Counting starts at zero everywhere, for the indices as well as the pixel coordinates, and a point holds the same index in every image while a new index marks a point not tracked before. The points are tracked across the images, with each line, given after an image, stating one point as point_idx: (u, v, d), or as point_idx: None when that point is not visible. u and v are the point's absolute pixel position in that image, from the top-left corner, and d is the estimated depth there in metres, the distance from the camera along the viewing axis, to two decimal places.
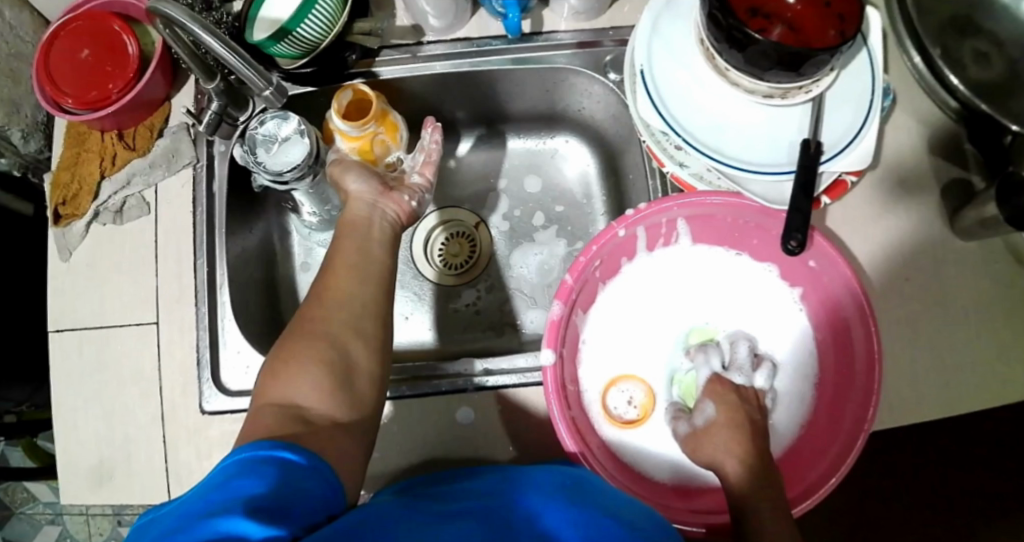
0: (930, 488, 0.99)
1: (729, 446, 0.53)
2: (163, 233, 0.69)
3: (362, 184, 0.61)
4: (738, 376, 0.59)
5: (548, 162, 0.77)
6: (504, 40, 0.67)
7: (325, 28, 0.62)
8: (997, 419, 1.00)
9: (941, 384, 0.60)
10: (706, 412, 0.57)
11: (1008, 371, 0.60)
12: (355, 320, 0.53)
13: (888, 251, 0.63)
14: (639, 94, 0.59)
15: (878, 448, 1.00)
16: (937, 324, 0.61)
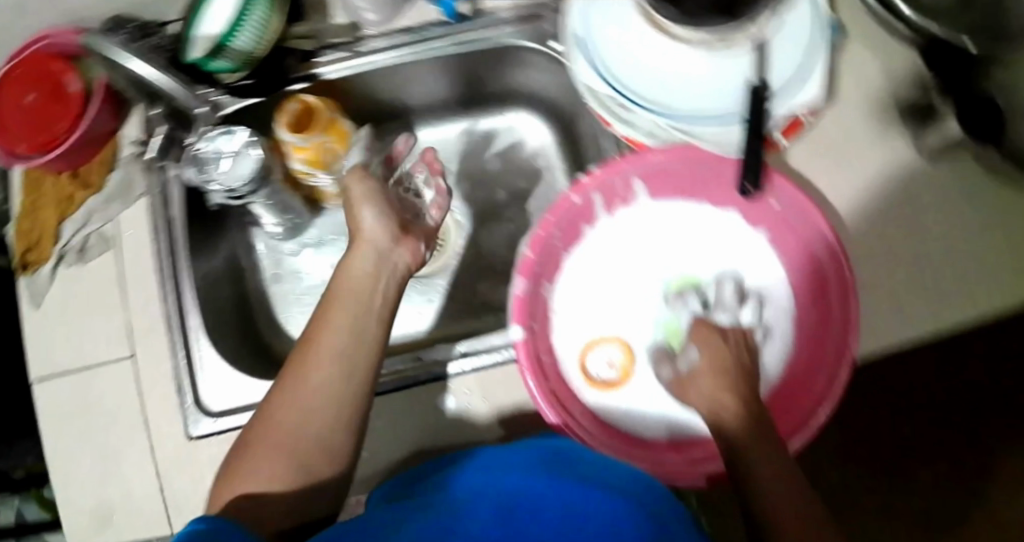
0: (940, 417, 0.99)
1: (717, 389, 0.54)
2: (127, 267, 0.68)
3: (380, 223, 0.59)
4: (722, 317, 0.59)
5: (504, 138, 0.75)
6: (444, 26, 0.65)
7: (259, 37, 0.62)
8: (1003, 342, 0.99)
9: (926, 310, 0.59)
10: (692, 357, 0.57)
11: (993, 288, 0.58)
12: (327, 419, 0.50)
13: (856, 184, 0.62)
14: (580, 61, 0.60)
15: (884, 385, 1.00)
16: (915, 249, 0.60)
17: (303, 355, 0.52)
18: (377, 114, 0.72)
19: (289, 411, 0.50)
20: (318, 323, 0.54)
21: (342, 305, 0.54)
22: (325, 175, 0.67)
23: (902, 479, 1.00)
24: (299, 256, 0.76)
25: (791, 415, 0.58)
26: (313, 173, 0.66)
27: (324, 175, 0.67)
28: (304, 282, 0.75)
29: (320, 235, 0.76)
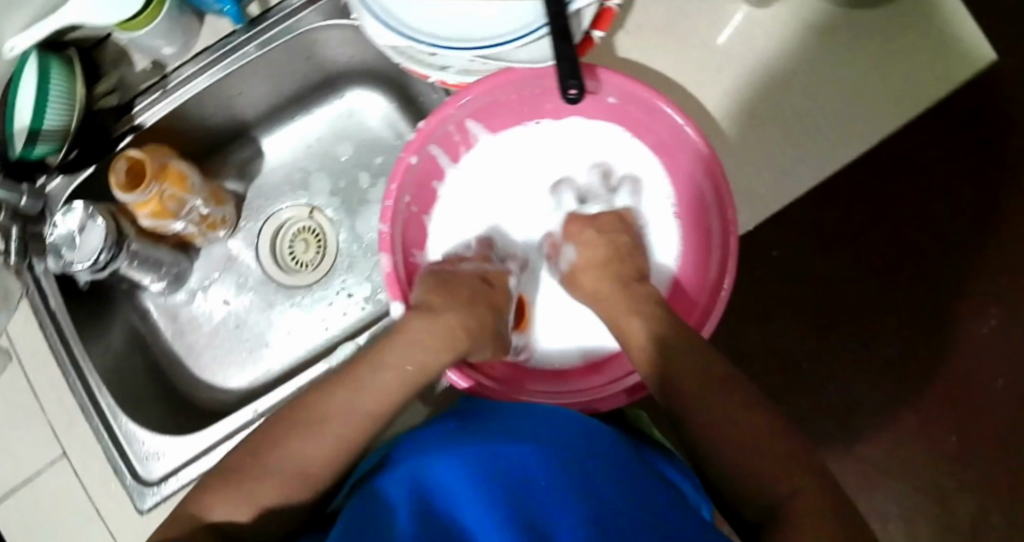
0: (877, 243, 1.00)
1: (602, 280, 0.62)
2: (30, 370, 0.66)
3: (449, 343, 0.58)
4: (591, 206, 0.68)
5: (349, 123, 0.77)
6: (241, 32, 0.64)
7: (69, 107, 0.61)
8: (906, 152, 1.00)
9: (774, 156, 0.62)
10: (570, 256, 0.65)
11: (825, 117, 0.62)
12: (324, 461, 0.53)
13: (677, 59, 0.64)
14: (370, 22, 0.57)
15: (814, 232, 1.00)
16: (755, 104, 0.63)
17: (330, 398, 0.54)
18: (219, 139, 0.75)
19: (292, 446, 0.53)
20: (356, 373, 0.55)
21: (379, 367, 0.55)
22: (178, 219, 0.67)
23: (874, 323, 1.00)
24: (192, 305, 0.76)
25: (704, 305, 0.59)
26: (164, 223, 0.66)
27: (178, 220, 0.67)
28: (208, 324, 0.76)
29: (204, 277, 0.76)
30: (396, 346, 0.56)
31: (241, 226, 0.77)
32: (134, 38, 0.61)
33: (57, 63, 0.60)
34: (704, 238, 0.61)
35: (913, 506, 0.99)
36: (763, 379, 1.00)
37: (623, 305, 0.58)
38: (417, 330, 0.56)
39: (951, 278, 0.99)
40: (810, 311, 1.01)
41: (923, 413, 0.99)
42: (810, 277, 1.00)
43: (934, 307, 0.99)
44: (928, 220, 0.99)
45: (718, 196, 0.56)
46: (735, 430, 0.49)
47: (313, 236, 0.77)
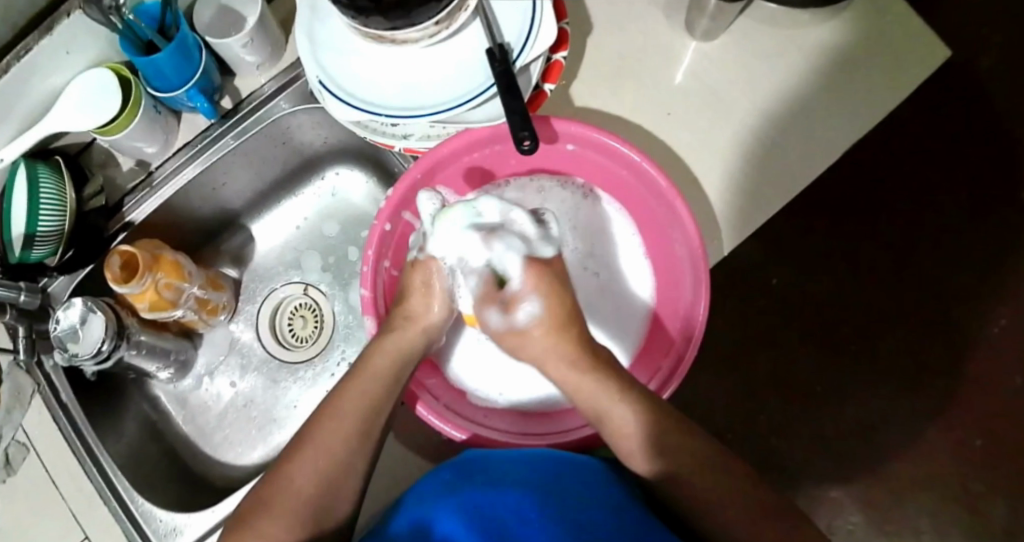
0: (871, 252, 1.00)
1: (550, 348, 0.56)
2: (47, 461, 0.68)
3: (439, 308, 0.60)
4: (513, 279, 0.58)
5: (333, 201, 0.81)
6: (220, 124, 0.69)
7: (60, 210, 0.65)
8: (889, 157, 1.00)
9: (736, 191, 0.65)
10: (533, 312, 0.57)
11: (776, 146, 0.65)
12: (335, 491, 0.53)
13: (630, 106, 0.67)
14: (328, 99, 0.60)
15: (809, 246, 1.00)
16: (711, 142, 0.66)
17: (327, 419, 0.55)
18: (210, 229, 0.78)
19: (304, 473, 0.52)
20: (345, 389, 0.56)
21: (370, 377, 0.56)
22: (178, 307, 0.70)
23: (882, 335, 1.00)
24: (200, 389, 0.79)
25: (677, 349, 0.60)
26: (165, 312, 0.69)
27: (178, 307, 0.70)
28: (217, 405, 0.78)
29: (210, 361, 0.79)
30: (385, 352, 0.58)
31: (239, 310, 0.80)
32: (119, 142, 0.65)
33: (46, 174, 0.64)
34: (678, 276, 0.63)
35: (947, 516, 0.98)
36: (777, 403, 1.00)
37: (592, 383, 0.55)
38: (405, 334, 0.59)
39: (949, 281, 0.99)
40: (817, 329, 1.00)
41: (941, 418, 0.99)
42: (811, 295, 1.00)
43: (933, 308, 1.00)
44: (918, 228, 1.00)
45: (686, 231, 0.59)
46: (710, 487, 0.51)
47: (311, 312, 0.80)
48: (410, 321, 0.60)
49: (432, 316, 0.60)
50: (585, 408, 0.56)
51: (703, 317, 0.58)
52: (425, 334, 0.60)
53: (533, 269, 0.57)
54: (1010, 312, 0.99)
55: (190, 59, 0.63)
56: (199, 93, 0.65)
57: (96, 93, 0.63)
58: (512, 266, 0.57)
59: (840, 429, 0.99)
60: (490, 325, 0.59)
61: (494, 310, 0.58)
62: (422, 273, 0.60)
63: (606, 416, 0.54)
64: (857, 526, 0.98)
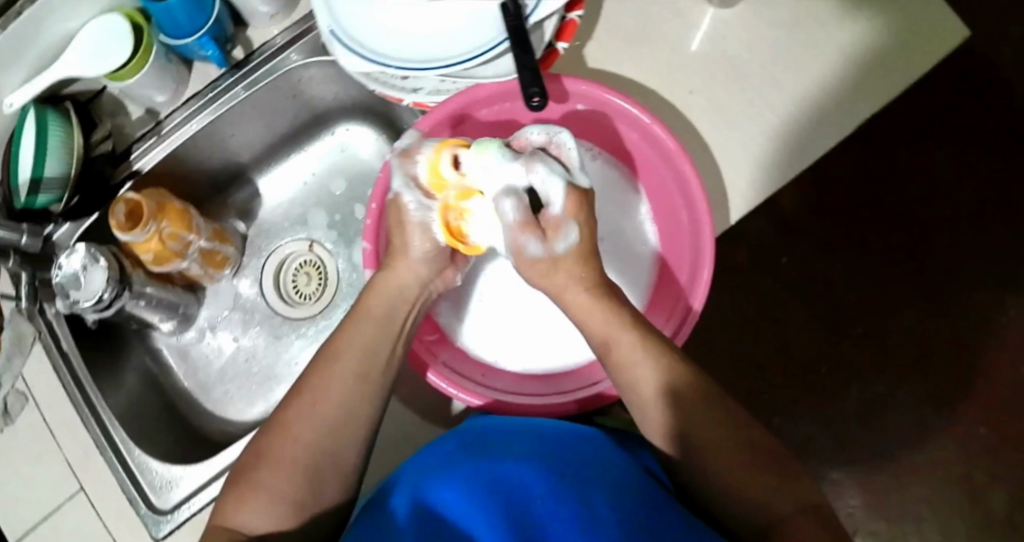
0: (892, 256, 1.06)
1: (574, 279, 0.56)
2: (46, 410, 0.67)
3: (421, 246, 0.58)
4: (554, 204, 0.54)
5: (341, 157, 0.80)
6: (230, 75, 0.68)
7: (65, 157, 0.65)
8: (916, 167, 1.06)
9: (748, 158, 0.64)
10: (572, 240, 0.55)
11: (790, 113, 0.64)
12: (337, 436, 0.52)
13: (644, 72, 0.66)
14: (338, 50, 0.59)
15: (826, 248, 1.07)
16: (724, 108, 0.65)
17: (324, 365, 0.54)
18: (218, 181, 0.78)
19: (302, 420, 0.52)
20: (347, 331, 0.56)
21: (366, 320, 0.56)
22: (183, 259, 0.70)
23: (890, 319, 1.05)
24: (202, 343, 0.79)
25: (678, 316, 0.60)
26: (170, 263, 0.69)
27: (183, 260, 0.70)
28: (218, 360, 0.78)
29: (213, 315, 0.79)
30: (379, 295, 0.58)
31: (243, 264, 0.80)
32: (129, 89, 0.65)
33: (55, 121, 0.64)
34: (682, 242, 0.62)
35: (945, 499, 1.03)
36: (785, 387, 1.06)
37: (601, 313, 0.55)
38: (395, 273, 0.58)
39: (958, 275, 1.05)
40: (826, 314, 1.06)
41: (946, 409, 1.04)
42: (827, 291, 1.06)
43: (946, 307, 1.05)
44: (931, 224, 1.06)
45: (690, 190, 0.58)
46: (729, 451, 0.49)
47: (315, 269, 0.80)
48: (392, 260, 0.59)
49: (410, 252, 0.58)
50: (593, 337, 0.56)
51: (705, 287, 0.57)
52: (416, 271, 0.59)
53: (575, 196, 0.55)
54: (1019, 303, 1.04)
55: (203, 7, 0.63)
56: (211, 41, 0.65)
57: (106, 40, 0.63)
58: (554, 190, 0.54)
59: (847, 412, 1.05)
60: (524, 254, 0.56)
61: (534, 238, 0.54)
62: (394, 211, 0.58)
63: (614, 346, 0.54)
64: (855, 509, 1.04)
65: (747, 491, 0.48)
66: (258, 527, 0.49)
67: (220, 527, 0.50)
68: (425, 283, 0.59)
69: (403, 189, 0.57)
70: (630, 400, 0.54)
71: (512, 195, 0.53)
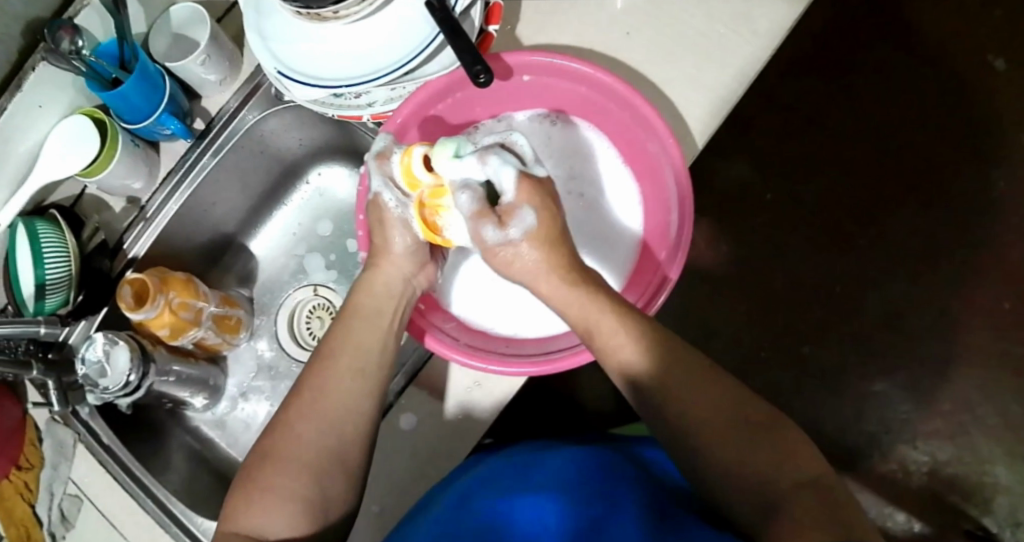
0: (877, 166, 1.09)
1: (540, 261, 0.57)
2: (101, 504, 0.67)
3: (404, 240, 0.61)
4: (506, 192, 0.56)
5: (322, 200, 0.83)
6: (196, 146, 0.72)
7: (63, 259, 0.67)
8: (869, 81, 1.11)
9: (696, 87, 0.66)
10: (528, 224, 0.56)
11: (724, 35, 0.67)
12: (341, 438, 0.54)
13: (578, 34, 0.69)
14: (289, 86, 0.62)
15: (808, 174, 1.10)
16: (662, 49, 0.67)
17: (322, 367, 0.56)
18: (212, 252, 0.80)
19: (304, 421, 0.54)
20: (340, 336, 0.59)
21: (356, 322, 0.59)
22: (198, 328, 0.71)
23: (888, 225, 1.08)
24: (236, 411, 0.80)
25: (658, 278, 0.62)
26: (188, 334, 0.70)
27: (198, 329, 0.71)
28: (257, 423, 0.79)
29: (241, 382, 0.81)
30: (368, 295, 0.61)
31: (257, 326, 0.82)
32: (108, 182, 0.68)
33: (45, 226, 0.66)
34: (659, 177, 0.64)
35: (993, 380, 1.04)
36: (802, 312, 1.08)
37: (577, 299, 0.56)
38: (381, 270, 0.61)
39: (941, 162, 1.09)
40: (829, 237, 1.09)
41: (966, 295, 1.06)
42: (824, 214, 1.09)
43: (938, 199, 1.08)
44: (898, 124, 1.10)
45: (652, 123, 0.60)
46: (748, 458, 0.49)
47: (326, 311, 0.81)
48: (376, 258, 0.62)
49: (392, 248, 0.61)
50: (574, 322, 0.57)
51: (680, 257, 0.60)
52: (399, 267, 0.61)
53: (528, 183, 0.56)
54: (1006, 177, 1.08)
55: (155, 87, 0.66)
56: (171, 117, 0.68)
57: (77, 140, 0.67)
58: (506, 179, 0.55)
59: (873, 320, 1.07)
60: (485, 242, 0.57)
61: (491, 226, 0.56)
62: (375, 209, 0.60)
63: (596, 331, 0.55)
64: (909, 413, 1.05)
65: (739, 464, 0.49)
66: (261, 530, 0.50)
67: (229, 531, 0.51)
68: (408, 282, 0.62)
69: (382, 187, 0.59)
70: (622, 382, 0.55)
71: (468, 189, 0.54)
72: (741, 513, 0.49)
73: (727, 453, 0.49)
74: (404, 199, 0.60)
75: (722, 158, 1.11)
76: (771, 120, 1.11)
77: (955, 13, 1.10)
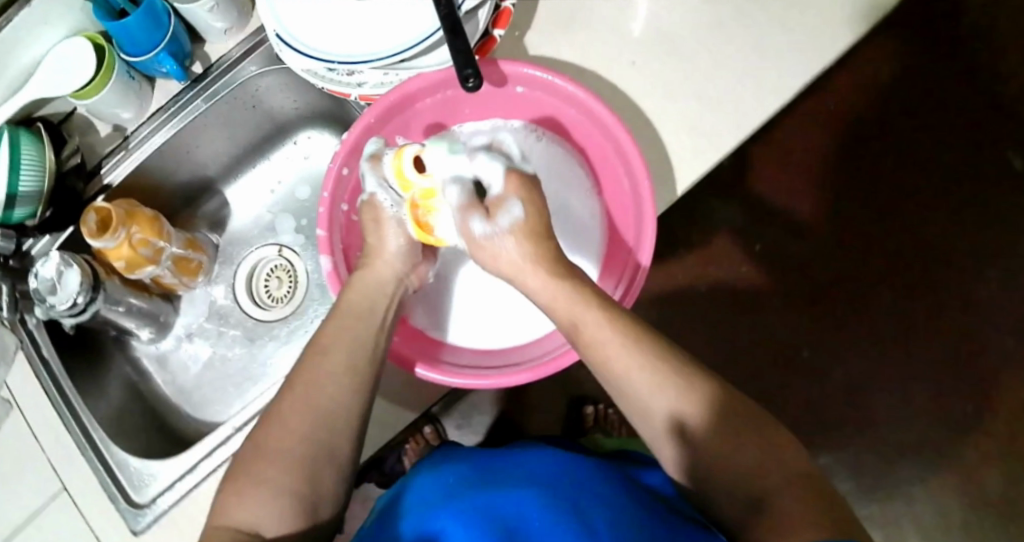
0: (874, 243, 1.09)
1: (526, 252, 0.56)
2: (30, 415, 0.69)
3: (396, 247, 0.61)
4: (496, 186, 0.58)
5: (307, 163, 0.84)
6: (190, 88, 0.72)
7: (39, 173, 0.67)
8: (885, 157, 1.10)
9: (688, 131, 0.66)
10: (516, 215, 0.56)
11: (727, 86, 0.66)
12: (330, 429, 0.53)
13: (583, 55, 0.68)
14: (284, 50, 0.63)
15: (803, 236, 1.09)
16: (663, 86, 0.67)
17: (315, 359, 0.55)
18: (189, 192, 0.81)
19: (296, 413, 0.53)
20: (334, 327, 0.57)
21: (349, 316, 0.57)
22: (156, 265, 0.72)
23: (872, 303, 1.08)
24: (180, 350, 0.82)
25: (628, 274, 0.62)
26: (142, 270, 0.72)
27: (156, 266, 0.72)
28: (196, 366, 0.81)
29: (189, 323, 0.82)
30: (358, 289, 0.59)
31: (216, 274, 0.84)
32: (96, 109, 0.69)
33: (28, 139, 0.67)
34: (623, 196, 0.65)
35: (940, 479, 1.04)
36: (766, 369, 1.08)
37: (566, 296, 0.54)
38: (372, 271, 0.60)
39: (938, 253, 1.08)
40: (811, 302, 1.08)
41: (933, 390, 1.05)
42: (810, 279, 1.09)
43: (928, 289, 1.07)
44: (901, 204, 1.09)
45: (619, 142, 0.60)
46: (739, 451, 0.49)
47: (286, 273, 0.83)
48: (368, 258, 0.62)
49: (387, 248, 0.61)
50: (561, 319, 0.55)
51: (649, 245, 0.59)
52: (392, 267, 0.61)
53: (515, 178, 0.58)
54: (999, 283, 1.06)
55: (159, 24, 0.66)
56: (169, 57, 0.69)
57: (71, 61, 0.67)
58: (494, 176, 0.58)
59: (836, 392, 1.07)
60: (472, 234, 0.58)
61: (478, 218, 0.57)
62: (370, 209, 0.62)
63: (584, 326, 0.53)
64: (846, 491, 1.05)
65: (730, 463, 0.49)
66: (251, 520, 0.49)
67: (220, 523, 0.50)
68: (399, 277, 0.62)
69: (376, 189, 0.60)
70: (633, 404, 0.52)
71: (458, 184, 0.57)
72: (731, 509, 0.49)
73: (719, 446, 0.49)
74: (400, 200, 0.60)
75: (723, 199, 1.11)
76: (779, 176, 1.11)
77: (987, 110, 1.09)
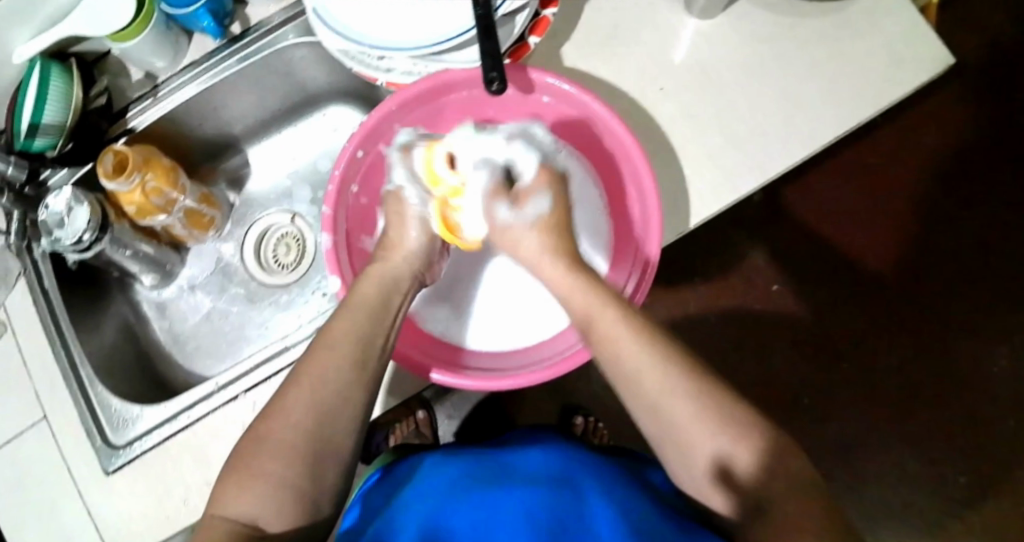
0: (886, 307, 1.11)
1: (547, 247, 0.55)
2: (23, 341, 0.70)
3: (417, 237, 0.60)
4: (526, 176, 0.58)
5: (331, 137, 0.84)
6: (225, 45, 0.72)
7: (64, 107, 0.69)
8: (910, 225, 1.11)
9: (711, 168, 0.64)
10: (542, 207, 0.56)
11: (759, 127, 0.64)
12: (332, 419, 0.51)
13: (617, 74, 0.67)
14: (318, 26, 0.62)
15: (818, 288, 1.11)
16: (693, 119, 0.65)
17: (321, 351, 0.53)
18: (212, 148, 0.82)
19: (300, 405, 0.51)
20: (342, 316, 0.55)
21: (361, 307, 0.55)
22: (166, 215, 0.73)
23: (877, 364, 1.10)
24: (180, 300, 0.83)
25: (637, 269, 0.63)
26: (153, 217, 0.73)
27: (167, 215, 0.73)
28: (193, 318, 0.82)
29: (194, 275, 0.83)
30: (372, 281, 0.57)
31: (227, 231, 0.84)
32: (129, 53, 0.69)
33: (58, 74, 0.68)
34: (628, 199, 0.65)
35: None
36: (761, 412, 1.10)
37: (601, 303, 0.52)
38: (388, 263, 0.59)
39: (945, 327, 1.10)
40: (816, 352, 1.10)
41: (919, 458, 1.07)
42: (820, 331, 1.11)
43: (930, 359, 1.09)
44: (921, 269, 1.11)
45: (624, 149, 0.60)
46: (762, 472, 0.47)
47: (295, 241, 0.84)
48: (387, 250, 0.60)
49: (407, 243, 0.60)
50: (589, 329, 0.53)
51: (657, 239, 0.60)
52: (409, 262, 0.60)
53: (547, 172, 0.58)
54: (1000, 366, 1.08)
55: None
56: (208, 13, 0.69)
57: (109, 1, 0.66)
58: (528, 165, 0.58)
59: (826, 444, 1.09)
60: (496, 220, 0.57)
61: (502, 203, 0.56)
62: (393, 200, 0.60)
63: (611, 335, 0.51)
64: None
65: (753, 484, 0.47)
66: (255, 513, 0.49)
67: (220, 514, 0.49)
68: (416, 270, 0.60)
69: (405, 184, 0.59)
70: (669, 434, 0.49)
71: (489, 165, 0.57)
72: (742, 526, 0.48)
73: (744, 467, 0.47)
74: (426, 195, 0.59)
75: (744, 237, 1.12)
76: (804, 226, 1.13)
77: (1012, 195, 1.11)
